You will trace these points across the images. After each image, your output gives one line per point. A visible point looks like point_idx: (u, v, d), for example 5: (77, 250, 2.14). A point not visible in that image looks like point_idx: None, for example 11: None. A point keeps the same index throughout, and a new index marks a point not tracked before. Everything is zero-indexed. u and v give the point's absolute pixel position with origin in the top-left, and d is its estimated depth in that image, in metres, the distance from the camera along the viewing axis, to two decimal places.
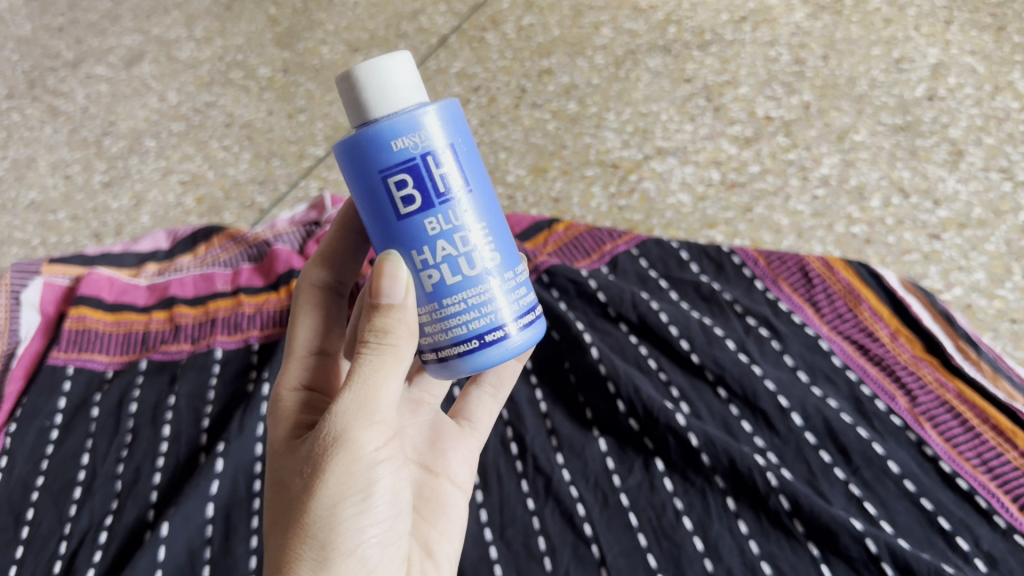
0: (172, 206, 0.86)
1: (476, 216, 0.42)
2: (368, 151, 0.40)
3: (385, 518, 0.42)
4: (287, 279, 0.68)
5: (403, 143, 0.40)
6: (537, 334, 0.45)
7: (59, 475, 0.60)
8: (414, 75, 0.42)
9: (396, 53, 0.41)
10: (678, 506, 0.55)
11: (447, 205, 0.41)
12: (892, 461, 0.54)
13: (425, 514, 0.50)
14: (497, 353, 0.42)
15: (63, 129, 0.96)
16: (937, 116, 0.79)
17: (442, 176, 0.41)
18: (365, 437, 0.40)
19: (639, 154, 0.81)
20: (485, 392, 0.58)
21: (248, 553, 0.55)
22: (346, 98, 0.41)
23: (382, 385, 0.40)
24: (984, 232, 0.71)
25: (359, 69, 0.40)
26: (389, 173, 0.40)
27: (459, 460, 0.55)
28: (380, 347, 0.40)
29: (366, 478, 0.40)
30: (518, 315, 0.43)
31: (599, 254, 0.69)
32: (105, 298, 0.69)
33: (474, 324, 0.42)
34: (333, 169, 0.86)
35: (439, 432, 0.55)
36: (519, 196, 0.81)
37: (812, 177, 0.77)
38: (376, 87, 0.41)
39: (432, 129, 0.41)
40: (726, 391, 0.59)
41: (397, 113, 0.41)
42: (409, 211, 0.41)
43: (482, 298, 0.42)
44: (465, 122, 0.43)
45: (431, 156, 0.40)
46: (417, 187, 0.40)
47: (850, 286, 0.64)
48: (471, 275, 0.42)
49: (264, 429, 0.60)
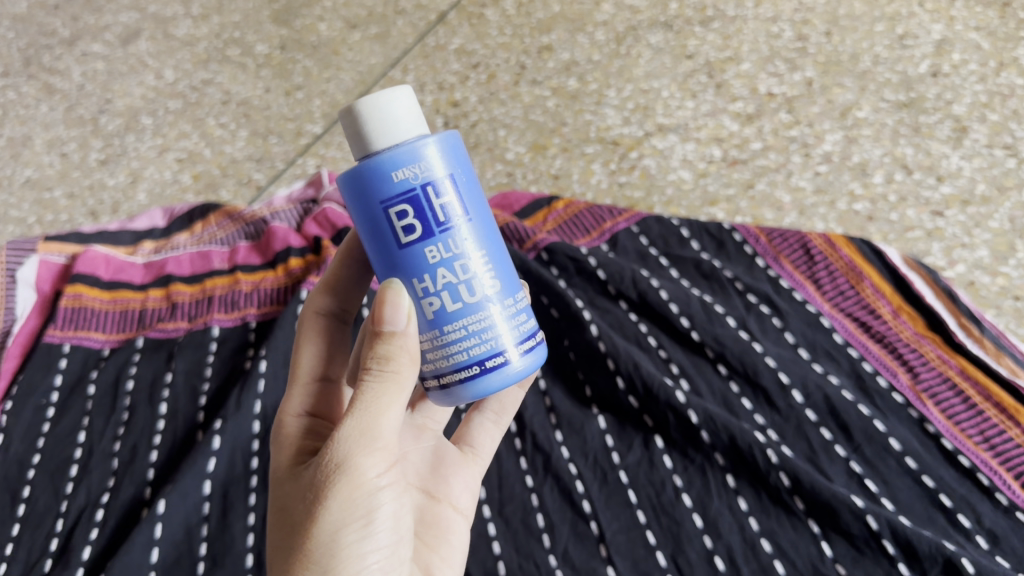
0: (168, 183, 0.86)
1: (476, 244, 0.42)
2: (370, 182, 0.40)
3: (387, 545, 0.41)
4: (284, 257, 0.68)
5: (403, 174, 0.40)
6: (537, 359, 0.44)
7: (55, 453, 0.60)
8: (416, 106, 0.42)
9: (397, 86, 0.41)
10: (678, 483, 0.55)
11: (447, 234, 0.41)
12: (893, 438, 0.54)
13: (427, 541, 0.49)
14: (497, 380, 0.42)
15: (59, 107, 0.95)
16: (941, 93, 0.78)
17: (443, 206, 0.40)
18: (367, 463, 0.39)
19: (639, 131, 0.80)
20: (487, 418, 0.56)
21: (246, 531, 0.55)
22: (348, 129, 0.41)
23: (384, 411, 0.39)
24: (987, 209, 0.70)
25: (361, 102, 0.40)
26: (390, 204, 0.40)
27: (462, 486, 0.53)
28: (383, 374, 0.39)
29: (368, 503, 0.40)
30: (518, 340, 0.43)
31: (599, 232, 0.69)
32: (102, 276, 0.68)
33: (475, 350, 0.41)
34: (331, 147, 0.86)
35: (441, 458, 0.54)
36: (518, 173, 0.80)
37: (813, 154, 0.76)
38: (378, 119, 0.40)
39: (432, 160, 0.40)
40: (727, 367, 0.59)
41: (398, 145, 0.40)
42: (410, 240, 0.40)
43: (483, 325, 0.41)
44: (465, 153, 0.43)
45: (432, 187, 0.40)
46: (418, 217, 0.40)
47: (852, 263, 0.63)
48: (472, 302, 0.41)
49: (261, 406, 0.59)
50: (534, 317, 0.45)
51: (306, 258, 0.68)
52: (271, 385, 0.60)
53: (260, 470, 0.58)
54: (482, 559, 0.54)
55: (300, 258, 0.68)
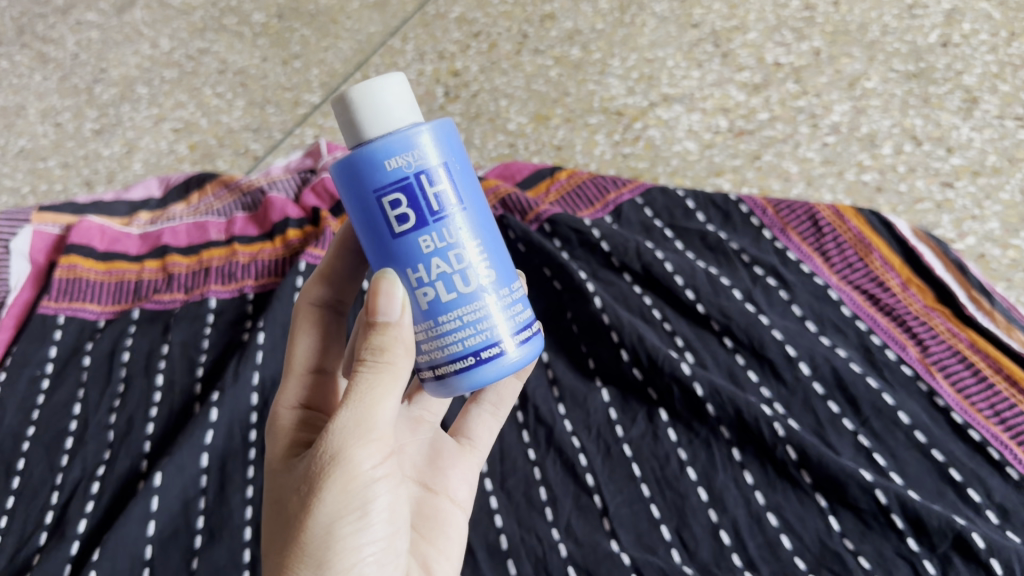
0: (164, 153, 0.85)
1: (471, 233, 0.40)
2: (362, 170, 0.39)
3: (382, 536, 0.40)
4: (281, 228, 0.67)
5: (397, 163, 0.39)
6: (534, 350, 0.43)
7: (51, 424, 0.59)
8: (410, 95, 0.41)
9: (389, 74, 0.40)
10: (683, 456, 0.54)
11: (442, 223, 0.39)
12: (903, 411, 0.53)
13: (424, 533, 0.48)
14: (493, 371, 0.40)
15: (53, 77, 0.93)
16: (951, 63, 0.77)
17: (437, 194, 0.39)
18: (362, 455, 0.38)
19: (644, 102, 0.79)
20: (485, 410, 0.55)
21: (244, 503, 0.54)
22: (341, 119, 0.40)
23: (379, 403, 0.38)
24: (998, 180, 0.69)
25: (353, 89, 0.39)
26: (383, 192, 0.39)
27: (459, 479, 0.52)
28: (377, 364, 0.38)
29: (362, 495, 0.38)
30: (514, 331, 0.41)
31: (602, 204, 0.67)
32: (97, 247, 0.67)
33: (470, 341, 0.40)
34: (329, 117, 0.84)
35: (438, 450, 0.53)
36: (520, 144, 0.79)
37: (821, 125, 0.75)
38: (370, 106, 0.39)
39: (426, 148, 0.39)
40: (732, 340, 0.58)
41: (391, 132, 0.39)
42: (403, 230, 0.39)
43: (478, 316, 0.40)
44: (459, 141, 0.42)
45: (426, 175, 0.39)
46: (411, 206, 0.39)
47: (860, 234, 0.62)
48: (467, 292, 0.40)
49: (259, 378, 0.59)
50: (530, 308, 0.44)
51: (304, 229, 0.67)
52: (269, 356, 0.59)
53: (258, 442, 0.57)
54: (484, 533, 0.54)
55: (298, 229, 0.67)
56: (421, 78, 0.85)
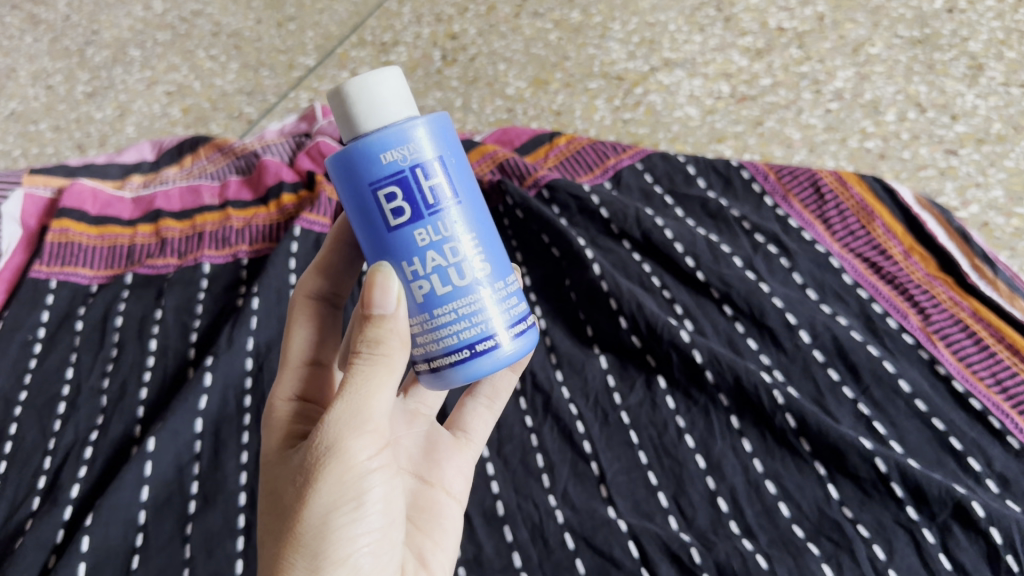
0: (157, 117, 0.84)
1: (467, 226, 0.40)
2: (357, 164, 0.38)
3: (378, 527, 0.39)
4: (276, 192, 0.66)
5: (392, 156, 0.38)
6: (530, 343, 0.42)
7: (43, 389, 0.58)
8: (406, 88, 0.40)
9: (389, 69, 0.39)
10: (681, 423, 0.54)
11: (437, 216, 0.39)
12: (903, 379, 0.53)
13: (420, 524, 0.47)
14: (488, 363, 0.40)
15: (44, 39, 0.91)
16: (957, 29, 0.75)
17: (432, 188, 0.39)
18: (358, 445, 0.37)
19: (645, 66, 0.78)
20: (480, 403, 0.54)
21: (238, 469, 0.54)
22: (336, 113, 0.39)
23: (375, 395, 0.37)
24: (1003, 148, 0.68)
25: (347, 83, 0.38)
26: (378, 185, 0.38)
27: (455, 471, 0.51)
28: (373, 357, 0.38)
29: (359, 485, 0.38)
30: (509, 324, 0.41)
31: (602, 169, 0.66)
32: (89, 211, 0.66)
33: (465, 333, 0.39)
34: (324, 81, 0.83)
35: (434, 444, 0.52)
36: (519, 109, 0.78)
37: (824, 91, 0.74)
38: (366, 101, 0.38)
39: (421, 141, 0.39)
40: (732, 308, 0.57)
41: (387, 126, 0.38)
42: (399, 223, 0.38)
43: (473, 308, 0.39)
44: (455, 135, 0.41)
45: (421, 168, 0.38)
46: (407, 199, 0.38)
47: (863, 201, 0.61)
48: (462, 285, 0.39)
49: (254, 343, 0.58)
50: (526, 301, 0.43)
51: (298, 195, 0.66)
52: (264, 322, 0.59)
53: (253, 408, 0.56)
54: (480, 499, 0.53)
55: (292, 193, 0.66)
56: (418, 41, 0.84)
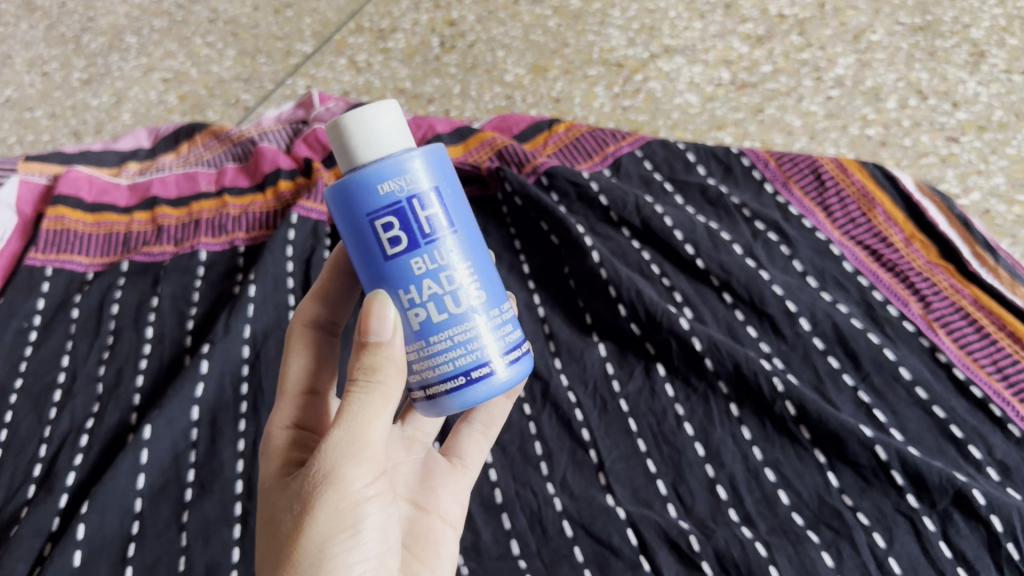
0: (154, 104, 0.83)
1: (462, 255, 0.40)
2: (355, 194, 0.38)
3: (373, 555, 0.39)
4: (273, 179, 0.65)
5: (389, 187, 0.38)
6: (523, 370, 0.42)
7: (38, 377, 0.58)
8: (403, 122, 0.40)
9: (385, 102, 0.39)
10: (679, 411, 0.54)
11: (433, 245, 0.39)
12: (904, 367, 0.52)
13: (416, 551, 0.46)
14: (483, 391, 0.39)
15: (40, 25, 0.91)
16: (958, 16, 0.75)
17: (428, 218, 0.39)
18: (355, 473, 0.37)
19: (644, 53, 0.77)
20: (475, 429, 0.53)
21: (235, 458, 0.53)
22: (335, 146, 0.39)
23: (371, 423, 0.37)
24: (1004, 135, 0.67)
25: (346, 117, 0.38)
26: (376, 216, 0.38)
27: (450, 497, 0.50)
28: (369, 385, 0.37)
29: (355, 513, 0.37)
30: (504, 351, 0.40)
31: (601, 157, 0.65)
32: (85, 198, 0.65)
33: (461, 360, 0.39)
34: (321, 68, 0.83)
35: (430, 470, 0.51)
36: (517, 96, 0.77)
37: (825, 78, 0.73)
38: (364, 133, 0.38)
39: (417, 173, 0.39)
40: (732, 296, 0.57)
41: (384, 157, 0.39)
42: (396, 252, 0.38)
43: (468, 335, 0.39)
44: (450, 166, 0.41)
45: (418, 199, 0.38)
46: (403, 228, 0.38)
47: (864, 188, 0.60)
48: (458, 312, 0.39)
49: (250, 331, 0.58)
50: (521, 329, 0.43)
51: (295, 181, 0.65)
52: (261, 309, 0.58)
53: (250, 396, 0.56)
54: (479, 488, 0.53)
55: (289, 180, 0.65)
56: (416, 28, 0.83)
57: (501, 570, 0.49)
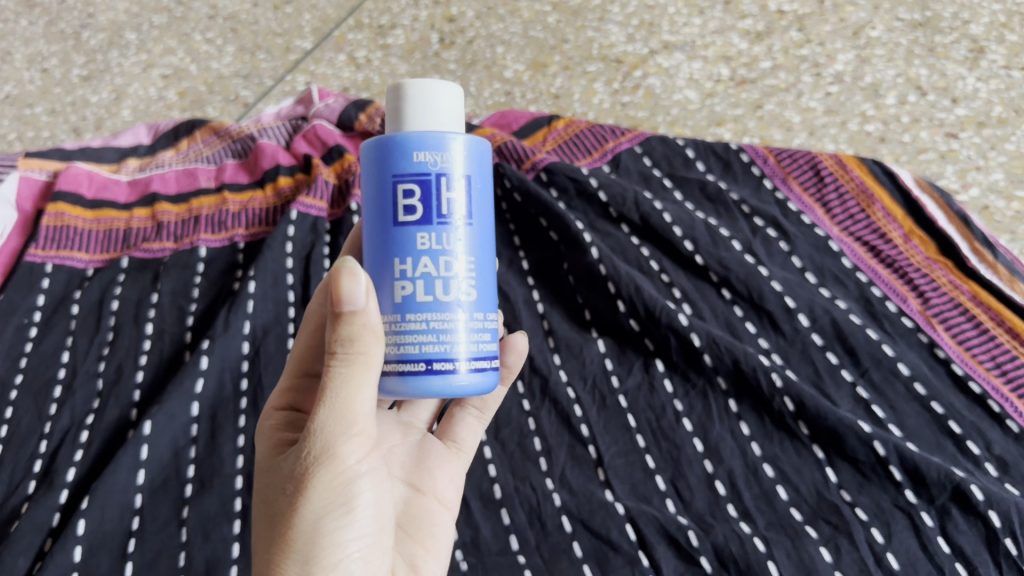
0: (154, 100, 0.84)
1: (468, 249, 0.40)
2: (390, 154, 0.39)
3: (368, 532, 0.39)
4: (273, 176, 0.65)
5: (424, 157, 0.39)
6: (488, 383, 0.41)
7: (38, 373, 0.58)
8: (461, 108, 0.41)
9: (451, 84, 0.41)
10: (678, 407, 0.54)
11: (444, 227, 0.39)
12: (902, 363, 0.53)
13: (410, 532, 0.47)
14: (438, 385, 0.39)
15: (39, 21, 0.90)
16: (958, 12, 0.74)
17: (449, 200, 0.39)
18: (347, 450, 0.37)
19: (644, 49, 0.77)
20: (469, 413, 0.53)
21: (235, 453, 0.54)
22: (389, 107, 0.41)
23: (356, 396, 0.37)
24: (1004, 131, 0.68)
25: (410, 85, 0.40)
26: (401, 179, 0.39)
27: (447, 479, 0.50)
28: (349, 357, 0.37)
29: (348, 490, 0.38)
30: (473, 354, 0.40)
31: (600, 153, 0.65)
32: (84, 194, 0.65)
33: (428, 347, 0.39)
34: (321, 64, 0.83)
35: (426, 451, 0.51)
36: (517, 92, 0.77)
37: (824, 74, 0.73)
38: (420, 105, 0.40)
39: (454, 155, 0.40)
40: (730, 292, 0.57)
41: (425, 130, 0.40)
42: (406, 220, 0.39)
43: (444, 325, 0.39)
44: (489, 167, 0.42)
45: (445, 179, 0.39)
46: (422, 200, 0.39)
47: (863, 184, 0.60)
48: (445, 300, 0.39)
49: (250, 327, 0.58)
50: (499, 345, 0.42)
51: (295, 178, 0.65)
52: (261, 305, 0.58)
53: (250, 393, 0.56)
54: (478, 482, 0.53)
55: (289, 177, 0.65)
56: (416, 24, 0.83)
57: (501, 565, 0.50)
